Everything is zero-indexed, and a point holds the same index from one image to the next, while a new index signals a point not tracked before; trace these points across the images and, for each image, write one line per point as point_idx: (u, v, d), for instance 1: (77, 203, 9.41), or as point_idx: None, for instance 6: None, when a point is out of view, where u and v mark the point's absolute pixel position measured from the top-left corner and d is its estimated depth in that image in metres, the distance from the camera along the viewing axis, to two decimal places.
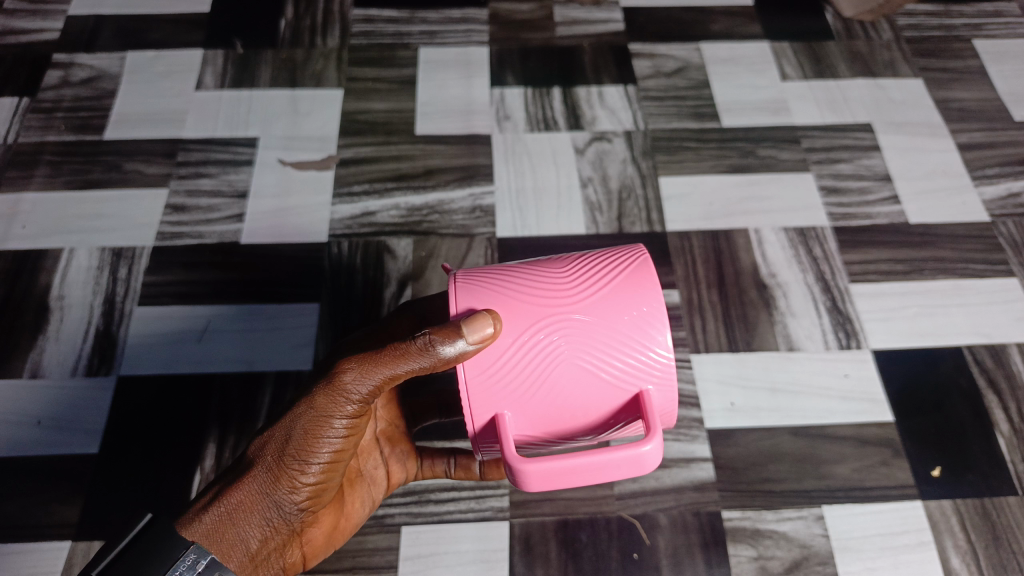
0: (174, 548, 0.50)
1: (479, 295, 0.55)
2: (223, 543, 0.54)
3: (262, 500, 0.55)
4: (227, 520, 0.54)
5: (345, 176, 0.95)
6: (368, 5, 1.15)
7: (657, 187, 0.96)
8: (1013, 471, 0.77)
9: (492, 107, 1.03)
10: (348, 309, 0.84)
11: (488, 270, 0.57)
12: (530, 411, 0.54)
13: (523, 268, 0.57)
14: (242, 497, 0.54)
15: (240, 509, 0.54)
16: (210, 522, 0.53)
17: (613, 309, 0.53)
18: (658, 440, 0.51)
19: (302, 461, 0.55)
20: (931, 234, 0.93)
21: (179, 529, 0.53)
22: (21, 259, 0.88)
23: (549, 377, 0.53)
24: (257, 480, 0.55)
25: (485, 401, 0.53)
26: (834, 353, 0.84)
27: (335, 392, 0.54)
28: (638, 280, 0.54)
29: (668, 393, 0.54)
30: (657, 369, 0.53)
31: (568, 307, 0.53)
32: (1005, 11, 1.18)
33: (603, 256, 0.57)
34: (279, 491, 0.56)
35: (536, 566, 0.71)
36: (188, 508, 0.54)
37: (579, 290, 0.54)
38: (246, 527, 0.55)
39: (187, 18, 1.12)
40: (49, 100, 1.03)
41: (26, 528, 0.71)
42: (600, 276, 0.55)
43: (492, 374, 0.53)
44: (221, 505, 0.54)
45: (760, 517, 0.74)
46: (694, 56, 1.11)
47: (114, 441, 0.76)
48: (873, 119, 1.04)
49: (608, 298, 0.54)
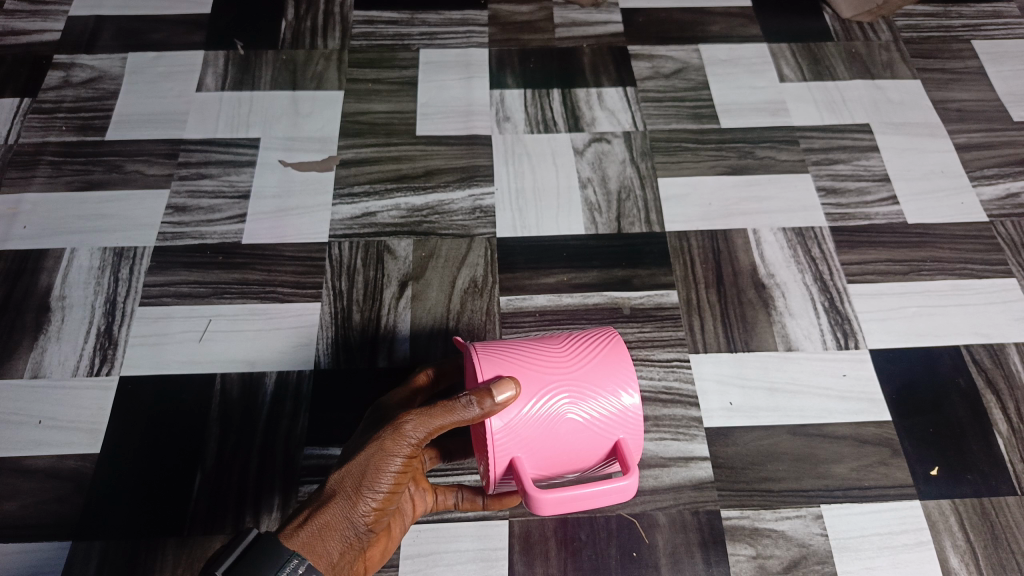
0: (279, 554, 0.50)
1: (489, 356, 0.58)
2: (314, 555, 0.53)
3: (343, 522, 0.55)
4: (317, 537, 0.53)
5: (346, 177, 0.96)
6: (368, 7, 1.16)
7: (656, 187, 0.96)
8: (1012, 471, 0.77)
9: (493, 108, 1.04)
10: (350, 328, 0.83)
11: (504, 342, 0.61)
12: (537, 454, 0.58)
13: (531, 340, 0.61)
14: (327, 518, 0.54)
15: (327, 529, 0.54)
16: (305, 536, 0.53)
17: (598, 369, 0.58)
18: (638, 476, 0.55)
19: (373, 488, 0.55)
20: (929, 234, 0.94)
21: (283, 538, 0.53)
22: (22, 259, 0.88)
23: (556, 428, 0.57)
24: (340, 506, 0.54)
25: (504, 444, 0.56)
26: (831, 353, 0.84)
27: (397, 436, 0.55)
28: (617, 349, 0.60)
29: (640, 441, 0.58)
30: (631, 420, 0.58)
31: (564, 372, 0.58)
32: (1003, 13, 1.19)
33: (594, 332, 0.62)
34: (357, 514, 0.55)
35: (536, 566, 0.71)
36: (287, 521, 0.54)
37: (571, 357, 0.59)
38: (332, 543, 0.54)
39: (187, 18, 1.14)
40: (50, 101, 1.03)
41: (33, 528, 0.71)
42: (594, 347, 0.60)
43: (511, 423, 0.56)
44: (312, 523, 0.53)
45: (759, 516, 0.74)
46: (693, 57, 1.11)
47: (141, 455, 0.75)
48: (872, 120, 1.05)
49: (603, 365, 0.59)
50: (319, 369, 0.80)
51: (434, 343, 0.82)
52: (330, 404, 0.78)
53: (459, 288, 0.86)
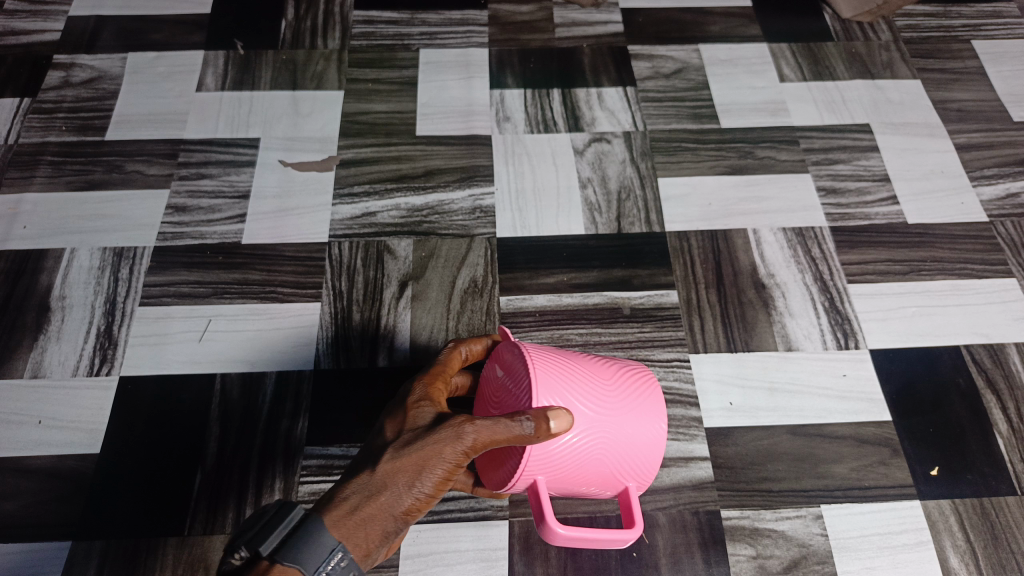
0: (323, 544, 0.47)
1: (546, 381, 0.57)
2: (353, 546, 0.49)
3: (387, 518, 0.50)
4: (362, 527, 0.49)
5: (346, 177, 0.96)
6: (368, 7, 1.16)
7: (656, 187, 0.96)
8: (1012, 471, 0.77)
9: (494, 108, 1.04)
10: (350, 328, 0.83)
11: (560, 365, 0.59)
12: (557, 480, 0.58)
13: (585, 371, 0.60)
14: (374, 509, 0.49)
15: (372, 521, 0.49)
16: (349, 524, 0.49)
17: (638, 418, 0.59)
18: (643, 525, 0.57)
19: (424, 488, 0.51)
20: (929, 234, 0.94)
21: (329, 522, 0.48)
22: (21, 260, 0.88)
23: (584, 463, 0.58)
24: (387, 499, 0.50)
25: (533, 467, 0.56)
26: (831, 353, 0.84)
27: (458, 440, 0.51)
28: (658, 403, 0.61)
29: (643, 488, 0.61)
30: (646, 471, 0.60)
31: (609, 416, 0.58)
32: (1004, 13, 1.19)
33: (638, 377, 0.62)
34: (401, 513, 0.50)
35: (536, 565, 0.71)
36: (335, 505, 0.49)
37: (619, 402, 0.59)
38: (373, 536, 0.50)
39: (187, 18, 1.14)
40: (50, 101, 1.04)
41: (31, 528, 0.71)
42: (640, 397, 0.60)
43: (547, 452, 0.56)
44: (358, 512, 0.49)
45: (759, 516, 0.74)
46: (693, 57, 1.11)
47: (141, 455, 0.75)
48: (872, 120, 1.05)
49: (644, 417, 0.60)
50: (318, 369, 0.80)
51: (434, 342, 0.82)
52: (330, 404, 0.78)
53: (459, 289, 0.86)
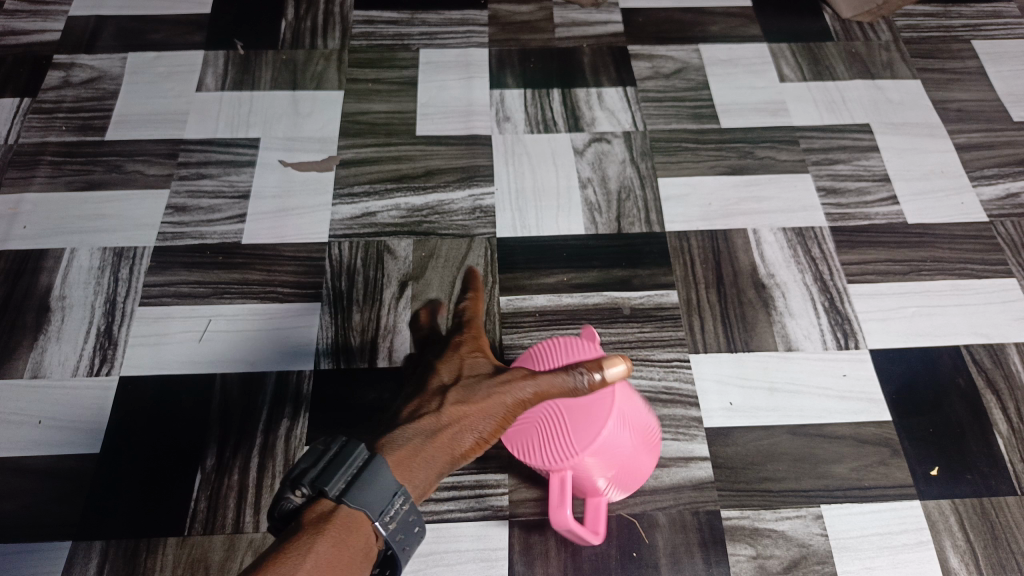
0: (387, 487, 0.48)
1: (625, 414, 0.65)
2: (413, 483, 0.51)
3: (444, 457, 0.52)
4: (421, 466, 0.51)
5: (346, 177, 0.96)
6: (368, 7, 1.16)
7: (656, 188, 0.96)
8: (1012, 471, 0.77)
9: (494, 108, 1.04)
10: (350, 328, 0.83)
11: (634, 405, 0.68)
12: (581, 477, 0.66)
13: (644, 414, 0.70)
14: (434, 450, 0.52)
15: (430, 461, 0.52)
16: (411, 461, 0.51)
17: (649, 463, 0.70)
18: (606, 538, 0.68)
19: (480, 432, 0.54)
20: (928, 233, 0.94)
21: (393, 458, 0.50)
22: (22, 260, 0.88)
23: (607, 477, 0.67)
24: (446, 441, 0.52)
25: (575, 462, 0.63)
26: (831, 353, 0.84)
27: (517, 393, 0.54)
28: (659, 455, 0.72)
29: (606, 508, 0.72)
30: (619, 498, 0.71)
31: (640, 457, 0.68)
32: (1004, 13, 1.19)
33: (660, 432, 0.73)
34: (456, 454, 0.53)
35: (536, 565, 0.71)
36: (397, 443, 0.51)
37: (649, 448, 0.70)
38: (430, 473, 0.52)
39: (187, 18, 1.14)
40: (51, 101, 1.04)
41: (31, 528, 0.71)
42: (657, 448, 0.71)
43: (592, 462, 0.64)
44: (419, 452, 0.51)
45: (759, 516, 0.74)
46: (693, 57, 1.11)
47: (142, 454, 0.75)
48: (872, 120, 1.05)
49: (652, 462, 0.71)
50: (318, 369, 0.80)
51: None
52: (331, 403, 0.78)
53: (459, 289, 0.86)
